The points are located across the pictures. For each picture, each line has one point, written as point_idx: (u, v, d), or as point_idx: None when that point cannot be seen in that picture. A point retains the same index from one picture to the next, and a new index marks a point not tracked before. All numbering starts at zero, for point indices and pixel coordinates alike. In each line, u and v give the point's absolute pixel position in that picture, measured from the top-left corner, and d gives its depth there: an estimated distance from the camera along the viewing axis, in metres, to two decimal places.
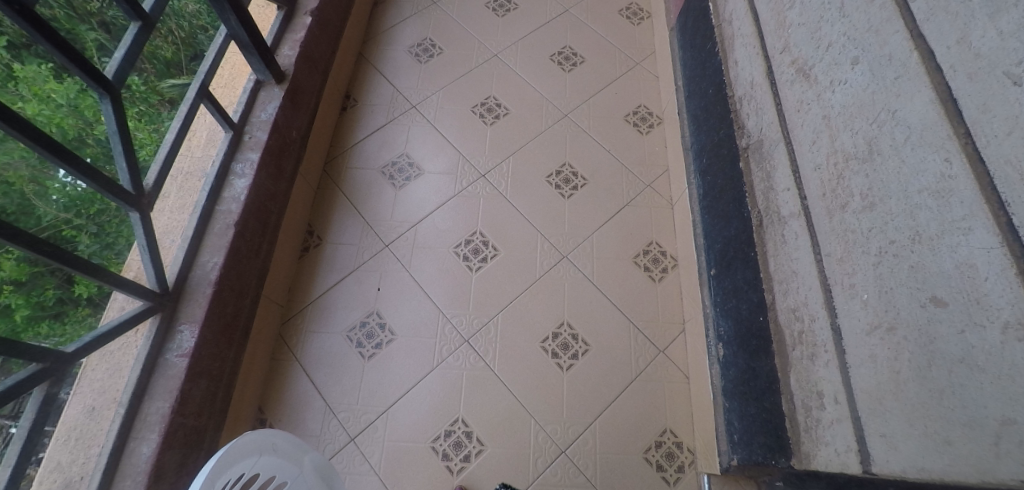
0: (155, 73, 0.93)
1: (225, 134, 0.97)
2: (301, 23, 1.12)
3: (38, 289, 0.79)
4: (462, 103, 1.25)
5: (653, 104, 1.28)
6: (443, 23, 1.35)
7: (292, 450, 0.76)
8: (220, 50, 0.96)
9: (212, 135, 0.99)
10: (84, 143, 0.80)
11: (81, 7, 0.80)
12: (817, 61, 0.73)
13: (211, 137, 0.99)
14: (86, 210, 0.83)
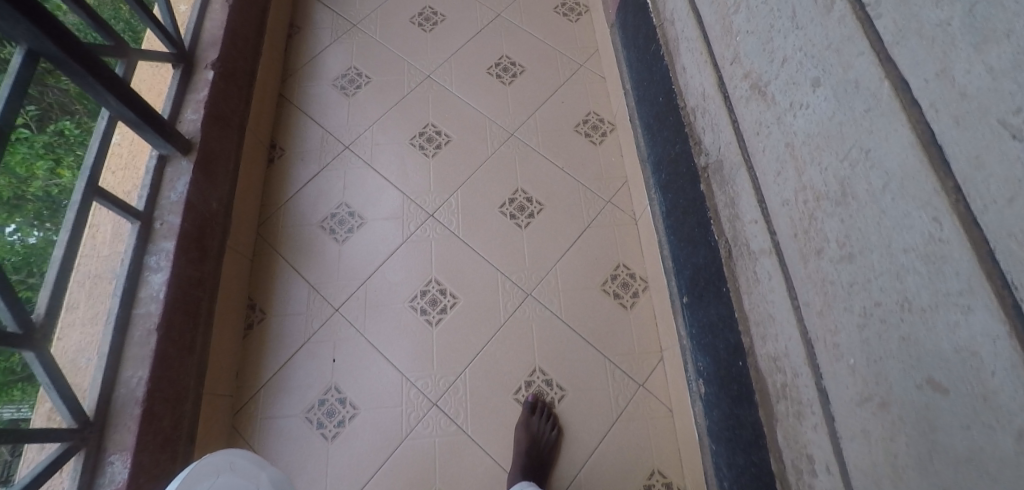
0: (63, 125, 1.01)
1: (132, 226, 0.86)
2: (202, 79, 0.99)
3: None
4: (399, 136, 1.15)
5: (604, 110, 1.17)
6: (368, 47, 1.25)
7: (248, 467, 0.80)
8: (104, 136, 0.84)
9: (118, 228, 0.88)
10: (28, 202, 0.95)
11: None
12: (773, 77, 0.63)
13: (117, 230, 0.88)
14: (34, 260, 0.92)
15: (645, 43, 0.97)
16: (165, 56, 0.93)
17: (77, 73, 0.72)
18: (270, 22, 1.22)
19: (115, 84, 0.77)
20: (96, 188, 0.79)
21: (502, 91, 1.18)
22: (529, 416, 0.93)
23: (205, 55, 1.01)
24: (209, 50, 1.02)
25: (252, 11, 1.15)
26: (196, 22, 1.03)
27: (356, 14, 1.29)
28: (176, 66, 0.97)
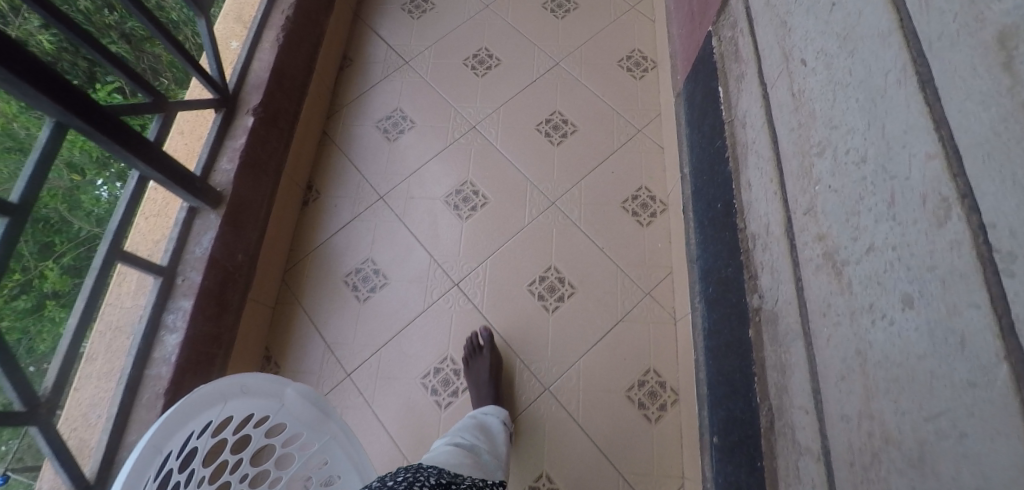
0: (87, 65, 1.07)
1: (153, 281, 0.83)
2: (242, 125, 0.96)
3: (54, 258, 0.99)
4: (434, 191, 1.09)
5: (656, 186, 1.07)
6: (417, 88, 1.20)
7: (270, 386, 0.75)
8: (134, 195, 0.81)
9: (144, 279, 0.86)
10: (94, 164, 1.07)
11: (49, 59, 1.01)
12: (852, 258, 0.51)
13: (142, 281, 0.86)
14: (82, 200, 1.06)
15: (715, 133, 0.85)
16: (206, 103, 0.91)
17: (102, 142, 0.69)
18: (323, 55, 1.18)
19: (145, 150, 0.74)
20: (118, 252, 0.77)
21: (550, 152, 1.11)
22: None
23: (248, 98, 0.98)
24: (252, 92, 0.99)
25: (304, 45, 1.11)
26: (244, 62, 1.01)
27: (408, 50, 1.25)
28: (218, 110, 0.94)
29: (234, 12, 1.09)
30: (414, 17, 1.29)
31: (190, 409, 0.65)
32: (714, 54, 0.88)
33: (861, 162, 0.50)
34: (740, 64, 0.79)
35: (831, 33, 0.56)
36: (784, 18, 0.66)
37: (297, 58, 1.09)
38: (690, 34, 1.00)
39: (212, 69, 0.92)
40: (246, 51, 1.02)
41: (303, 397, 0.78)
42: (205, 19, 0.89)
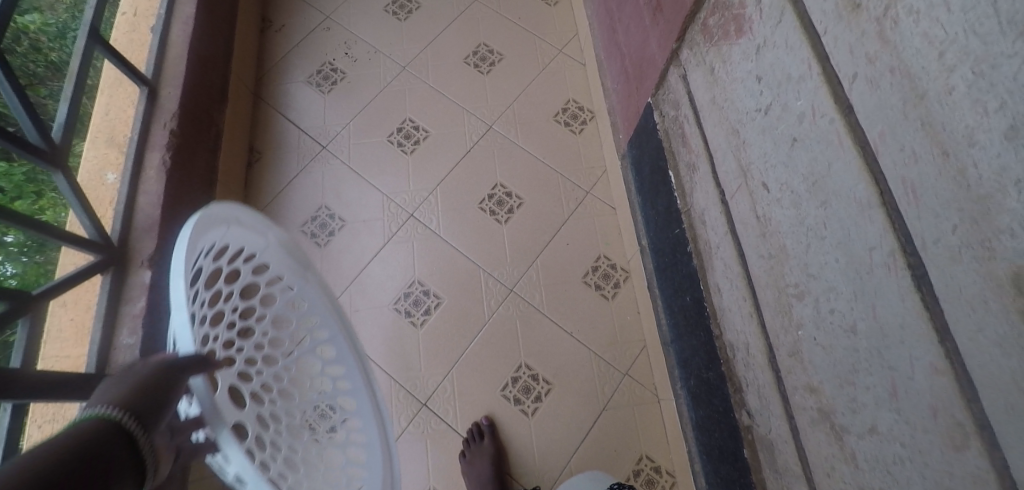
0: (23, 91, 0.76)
1: None
2: (136, 282, 0.85)
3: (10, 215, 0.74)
4: (380, 298, 1.01)
5: (614, 252, 1.02)
6: (340, 178, 1.09)
7: (253, 221, 0.69)
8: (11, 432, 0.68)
9: None
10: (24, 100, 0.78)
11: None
12: (854, 429, 0.47)
13: None
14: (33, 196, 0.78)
15: (672, 217, 0.80)
16: (87, 269, 0.81)
17: None
18: (224, 160, 1.05)
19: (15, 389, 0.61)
20: None
21: (497, 233, 1.04)
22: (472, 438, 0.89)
23: (140, 244, 0.87)
24: (143, 237, 0.88)
25: (197, 160, 0.99)
26: (126, 200, 0.88)
27: (324, 133, 1.12)
28: (104, 271, 0.83)
29: (103, 133, 0.91)
30: (324, 91, 1.15)
31: (204, 226, 0.57)
32: (658, 130, 0.83)
33: (851, 332, 0.46)
34: (690, 152, 0.73)
35: (794, 169, 0.51)
36: (737, 126, 0.61)
37: (189, 174, 0.97)
38: (627, 96, 0.93)
39: (85, 226, 0.81)
40: (126, 184, 0.89)
41: (282, 240, 0.75)
42: (65, 172, 0.78)
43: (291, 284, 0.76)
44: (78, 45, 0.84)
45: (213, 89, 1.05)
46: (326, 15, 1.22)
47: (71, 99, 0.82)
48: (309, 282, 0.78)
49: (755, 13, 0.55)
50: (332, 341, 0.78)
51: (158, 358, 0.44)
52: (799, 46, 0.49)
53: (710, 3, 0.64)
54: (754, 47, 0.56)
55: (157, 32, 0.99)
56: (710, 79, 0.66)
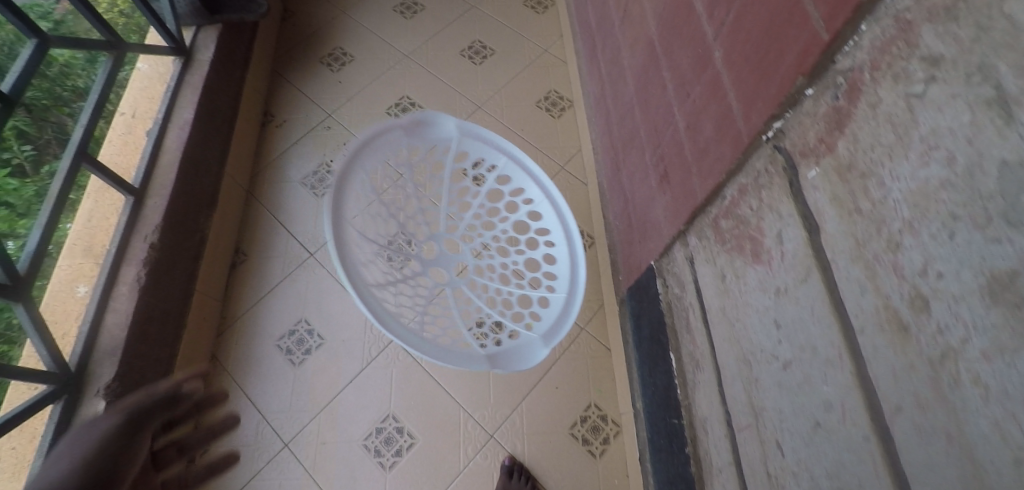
0: (33, 149, 0.71)
1: None
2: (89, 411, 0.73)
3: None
4: (353, 433, 0.88)
5: (606, 400, 0.90)
6: (322, 290, 0.99)
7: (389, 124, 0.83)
8: None
9: None
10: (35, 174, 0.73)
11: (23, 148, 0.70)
12: None
13: None
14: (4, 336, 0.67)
15: (670, 400, 0.72)
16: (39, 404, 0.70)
17: None
18: (204, 265, 0.95)
19: None
20: None
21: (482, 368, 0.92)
22: (509, 480, 0.82)
23: (99, 371, 0.76)
24: (104, 362, 0.76)
25: (177, 270, 0.89)
26: (93, 319, 0.77)
27: (314, 239, 1.03)
28: (56, 400, 0.72)
29: (80, 243, 0.80)
30: (317, 194, 1.06)
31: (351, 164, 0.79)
32: (660, 300, 0.75)
33: None
34: (694, 344, 0.66)
35: (817, 456, 0.43)
36: (748, 356, 0.53)
37: (167, 287, 0.86)
38: (629, 248, 0.86)
39: (41, 352, 0.70)
40: (96, 300, 0.78)
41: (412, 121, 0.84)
42: (26, 303, 0.69)
43: (464, 141, 0.86)
44: (62, 164, 0.76)
45: (204, 194, 0.97)
46: (327, 113, 1.12)
47: (45, 226, 0.72)
48: (468, 132, 0.85)
49: (776, 251, 0.48)
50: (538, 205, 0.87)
51: (129, 404, 0.59)
52: (828, 324, 0.42)
53: (723, 206, 0.57)
54: (772, 285, 0.49)
55: (152, 136, 0.91)
56: (720, 286, 0.58)
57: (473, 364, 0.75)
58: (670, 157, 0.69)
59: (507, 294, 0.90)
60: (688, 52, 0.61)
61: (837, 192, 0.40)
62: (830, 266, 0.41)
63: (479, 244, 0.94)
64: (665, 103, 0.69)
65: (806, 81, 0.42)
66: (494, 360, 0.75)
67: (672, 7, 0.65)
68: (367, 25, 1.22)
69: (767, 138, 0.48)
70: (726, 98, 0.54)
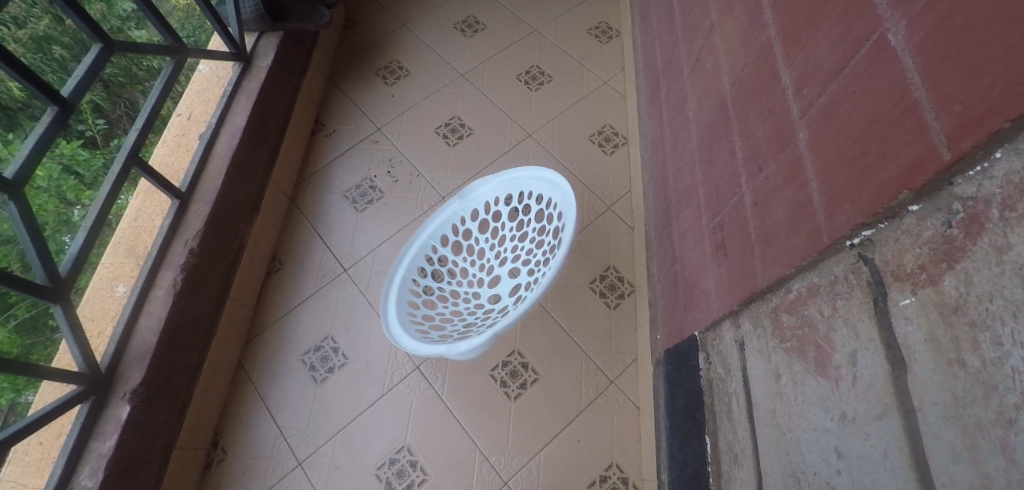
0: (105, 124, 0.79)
1: None
2: (113, 416, 0.76)
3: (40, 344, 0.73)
4: (366, 460, 0.87)
5: (631, 463, 0.84)
6: (351, 309, 0.99)
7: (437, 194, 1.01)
8: None
9: None
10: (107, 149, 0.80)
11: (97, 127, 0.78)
12: None
13: None
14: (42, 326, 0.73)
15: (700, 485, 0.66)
16: (67, 404, 0.73)
17: None
18: (241, 271, 0.97)
19: None
20: None
21: (504, 411, 0.88)
22: None
23: (128, 374, 0.79)
24: (134, 366, 0.79)
25: (213, 276, 0.91)
26: (127, 321, 0.80)
27: (349, 255, 1.03)
28: (84, 400, 0.75)
29: (125, 241, 0.84)
30: (358, 208, 1.07)
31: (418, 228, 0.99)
32: (702, 376, 0.69)
33: None
34: (733, 435, 0.60)
35: None
36: (798, 474, 0.48)
37: (200, 291, 0.88)
38: (673, 312, 0.80)
39: (75, 352, 0.74)
40: (133, 302, 0.81)
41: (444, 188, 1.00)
42: (64, 304, 0.72)
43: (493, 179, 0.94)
44: (113, 167, 0.79)
45: (247, 199, 0.98)
46: (377, 127, 1.14)
47: (89, 229, 0.76)
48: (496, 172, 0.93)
49: (847, 373, 0.43)
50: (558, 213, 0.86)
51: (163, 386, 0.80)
52: (904, 476, 0.36)
53: (787, 299, 0.52)
54: (837, 408, 0.44)
55: (203, 139, 0.93)
56: (773, 386, 0.53)
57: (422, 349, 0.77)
58: (730, 228, 0.64)
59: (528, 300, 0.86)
60: (765, 124, 0.56)
61: (936, 338, 0.35)
62: (916, 412, 0.36)
63: (533, 265, 0.93)
64: (731, 169, 0.64)
65: (911, 196, 0.37)
66: (435, 344, 0.76)
67: (751, 70, 0.60)
68: (426, 39, 1.23)
69: (852, 244, 0.43)
70: (805, 186, 0.49)
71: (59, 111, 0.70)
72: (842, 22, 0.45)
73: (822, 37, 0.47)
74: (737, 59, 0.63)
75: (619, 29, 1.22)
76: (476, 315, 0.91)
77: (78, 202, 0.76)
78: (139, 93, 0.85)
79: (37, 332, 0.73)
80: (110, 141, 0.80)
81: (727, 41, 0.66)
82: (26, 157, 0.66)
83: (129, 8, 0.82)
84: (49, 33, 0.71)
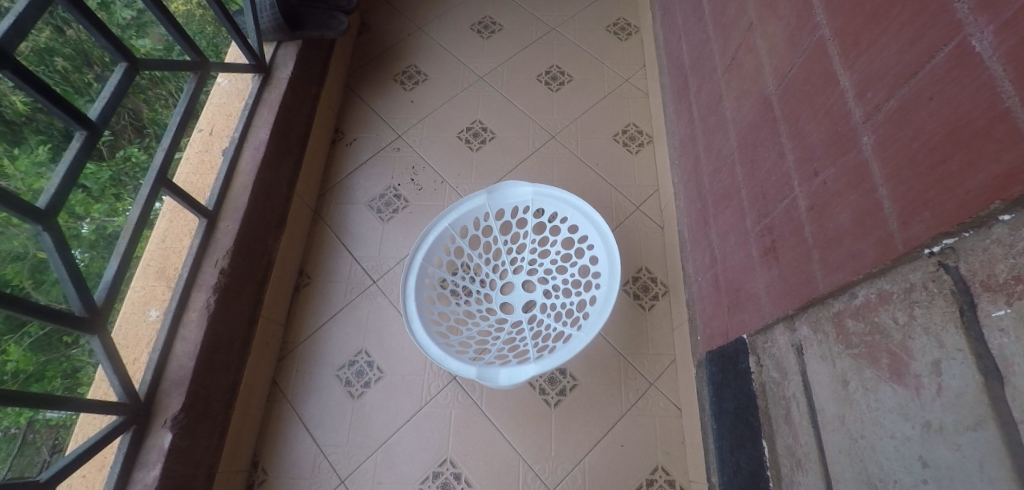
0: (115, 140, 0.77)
1: None
2: (155, 444, 0.76)
3: (57, 361, 0.69)
4: (411, 474, 0.92)
5: (675, 465, 0.89)
6: (382, 324, 1.03)
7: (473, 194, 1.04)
8: None
9: None
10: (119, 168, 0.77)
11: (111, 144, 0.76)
12: None
13: None
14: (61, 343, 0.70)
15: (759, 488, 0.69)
16: (108, 437, 0.72)
17: None
18: (271, 289, 0.99)
19: None
20: None
21: (545, 418, 0.94)
22: None
23: (167, 400, 0.78)
24: (173, 392, 0.79)
25: (244, 293, 0.91)
26: (162, 347, 0.80)
27: (377, 266, 1.08)
28: (125, 431, 0.74)
29: (154, 263, 0.84)
30: (383, 219, 1.12)
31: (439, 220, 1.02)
32: (752, 378, 0.71)
33: None
34: (794, 440, 0.62)
35: None
36: (875, 481, 0.48)
37: (231, 310, 0.88)
38: (715, 314, 0.83)
39: (114, 382, 0.73)
40: (166, 328, 0.81)
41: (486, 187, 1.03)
42: (101, 335, 0.71)
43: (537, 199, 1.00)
44: (142, 190, 0.79)
45: (273, 215, 1.00)
46: (398, 134, 1.21)
47: (122, 254, 0.75)
48: (542, 193, 0.99)
49: (930, 382, 0.42)
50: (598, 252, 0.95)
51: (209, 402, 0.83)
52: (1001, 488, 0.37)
53: (852, 305, 0.52)
54: (919, 416, 0.43)
55: (227, 156, 0.94)
56: (840, 392, 0.53)
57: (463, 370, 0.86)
58: (781, 231, 0.64)
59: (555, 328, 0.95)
60: (821, 127, 0.56)
61: None
62: (1016, 424, 0.35)
63: (551, 286, 1.02)
64: (780, 171, 0.64)
65: (1003, 206, 0.36)
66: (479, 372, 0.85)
67: (802, 70, 0.59)
68: (443, 43, 1.31)
69: (932, 252, 0.42)
70: (873, 189, 0.48)
71: (88, 135, 0.70)
72: (911, 24, 0.43)
73: (888, 38, 0.46)
74: (783, 60, 0.63)
75: (637, 24, 1.30)
76: (490, 324, 0.99)
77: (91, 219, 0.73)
78: (152, 114, 0.83)
79: (53, 348, 0.69)
80: (115, 151, 0.77)
81: (770, 41, 0.66)
82: (58, 184, 0.65)
83: (130, 15, 0.80)
84: (51, 44, 0.67)
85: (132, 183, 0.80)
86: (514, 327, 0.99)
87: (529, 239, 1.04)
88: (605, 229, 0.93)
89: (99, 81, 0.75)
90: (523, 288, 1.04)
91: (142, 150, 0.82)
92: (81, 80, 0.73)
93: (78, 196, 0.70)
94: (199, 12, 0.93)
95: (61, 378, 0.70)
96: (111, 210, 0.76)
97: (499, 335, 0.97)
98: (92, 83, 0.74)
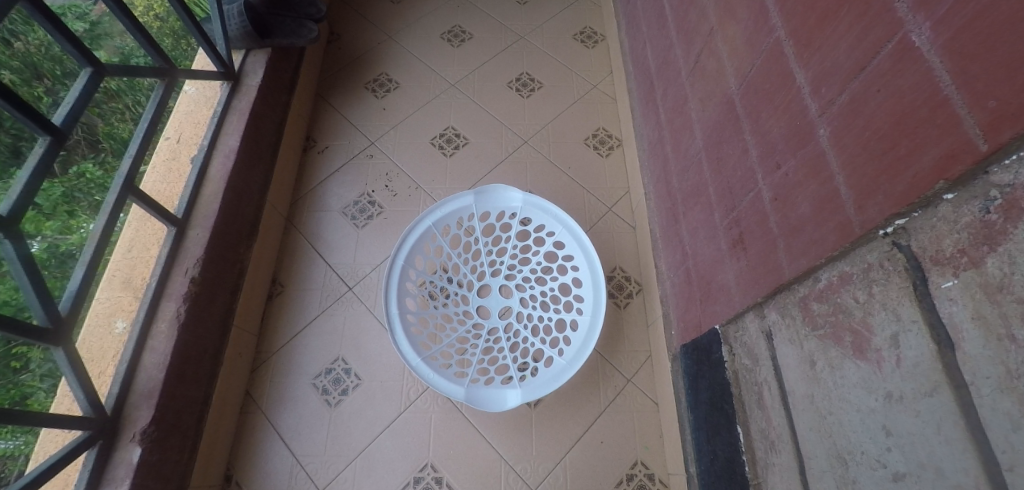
0: (69, 157, 0.72)
1: None
2: (123, 460, 0.73)
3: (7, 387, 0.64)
4: (391, 480, 0.91)
5: (653, 458, 0.92)
6: (359, 331, 1.02)
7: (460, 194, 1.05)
8: None
9: None
10: (77, 186, 0.74)
11: (70, 161, 0.73)
12: None
13: None
14: (11, 367, 0.65)
15: (736, 474, 0.71)
16: (74, 453, 0.69)
17: None
18: (242, 298, 0.97)
19: None
20: None
21: (525, 418, 0.94)
22: None
23: (136, 413, 0.75)
24: (142, 405, 0.76)
25: (215, 302, 0.90)
26: (130, 359, 0.77)
27: (353, 273, 1.07)
28: (91, 447, 0.72)
29: (120, 273, 0.81)
30: (358, 225, 1.12)
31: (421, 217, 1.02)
32: (726, 367, 0.74)
33: None
34: (768, 423, 0.64)
35: None
36: (844, 454, 0.51)
37: (203, 321, 0.86)
38: (687, 308, 0.86)
39: (80, 396, 0.71)
40: (134, 339, 0.78)
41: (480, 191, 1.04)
42: (66, 346, 0.69)
43: (526, 208, 1.04)
44: (108, 199, 0.77)
45: (244, 222, 0.99)
46: (371, 141, 1.21)
47: (89, 263, 0.73)
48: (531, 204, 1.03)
49: (890, 355, 0.45)
50: (582, 274, 0.98)
51: (180, 416, 0.81)
52: (947, 446, 0.39)
53: (816, 288, 0.55)
54: (881, 388, 0.46)
55: (196, 165, 0.93)
56: (808, 372, 0.56)
57: (451, 391, 0.90)
58: (747, 223, 0.67)
59: (533, 345, 0.98)
60: (781, 122, 0.59)
61: (977, 306, 0.36)
62: (967, 386, 0.37)
63: (529, 294, 1.03)
64: (744, 166, 0.67)
65: (947, 186, 0.39)
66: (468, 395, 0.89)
67: (761, 71, 0.63)
68: (414, 51, 1.32)
69: (886, 232, 0.45)
70: (830, 178, 0.51)
71: (52, 140, 0.69)
72: (859, 24, 0.46)
73: (837, 37, 0.50)
74: (743, 61, 0.66)
75: (603, 32, 1.34)
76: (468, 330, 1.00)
77: (51, 236, 0.69)
78: (110, 128, 0.80)
79: (3, 374, 0.64)
80: (68, 168, 0.73)
81: (731, 43, 0.69)
82: (20, 192, 0.64)
83: (81, 28, 0.76)
84: None
85: (87, 200, 0.76)
86: (491, 335, 1.00)
87: (511, 246, 1.06)
88: (595, 262, 0.97)
89: (51, 95, 0.71)
90: (500, 293, 1.04)
91: (97, 166, 0.78)
92: (31, 94, 0.69)
93: (35, 212, 0.67)
94: (156, 24, 0.91)
95: (11, 404, 0.64)
96: (65, 228, 0.72)
97: (477, 342, 0.99)
98: (43, 97, 0.71)
